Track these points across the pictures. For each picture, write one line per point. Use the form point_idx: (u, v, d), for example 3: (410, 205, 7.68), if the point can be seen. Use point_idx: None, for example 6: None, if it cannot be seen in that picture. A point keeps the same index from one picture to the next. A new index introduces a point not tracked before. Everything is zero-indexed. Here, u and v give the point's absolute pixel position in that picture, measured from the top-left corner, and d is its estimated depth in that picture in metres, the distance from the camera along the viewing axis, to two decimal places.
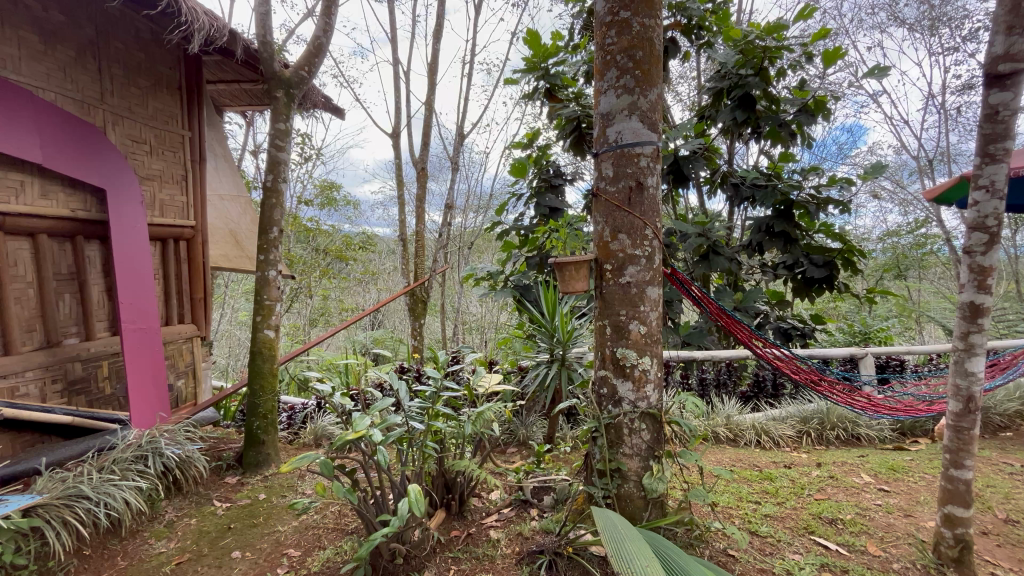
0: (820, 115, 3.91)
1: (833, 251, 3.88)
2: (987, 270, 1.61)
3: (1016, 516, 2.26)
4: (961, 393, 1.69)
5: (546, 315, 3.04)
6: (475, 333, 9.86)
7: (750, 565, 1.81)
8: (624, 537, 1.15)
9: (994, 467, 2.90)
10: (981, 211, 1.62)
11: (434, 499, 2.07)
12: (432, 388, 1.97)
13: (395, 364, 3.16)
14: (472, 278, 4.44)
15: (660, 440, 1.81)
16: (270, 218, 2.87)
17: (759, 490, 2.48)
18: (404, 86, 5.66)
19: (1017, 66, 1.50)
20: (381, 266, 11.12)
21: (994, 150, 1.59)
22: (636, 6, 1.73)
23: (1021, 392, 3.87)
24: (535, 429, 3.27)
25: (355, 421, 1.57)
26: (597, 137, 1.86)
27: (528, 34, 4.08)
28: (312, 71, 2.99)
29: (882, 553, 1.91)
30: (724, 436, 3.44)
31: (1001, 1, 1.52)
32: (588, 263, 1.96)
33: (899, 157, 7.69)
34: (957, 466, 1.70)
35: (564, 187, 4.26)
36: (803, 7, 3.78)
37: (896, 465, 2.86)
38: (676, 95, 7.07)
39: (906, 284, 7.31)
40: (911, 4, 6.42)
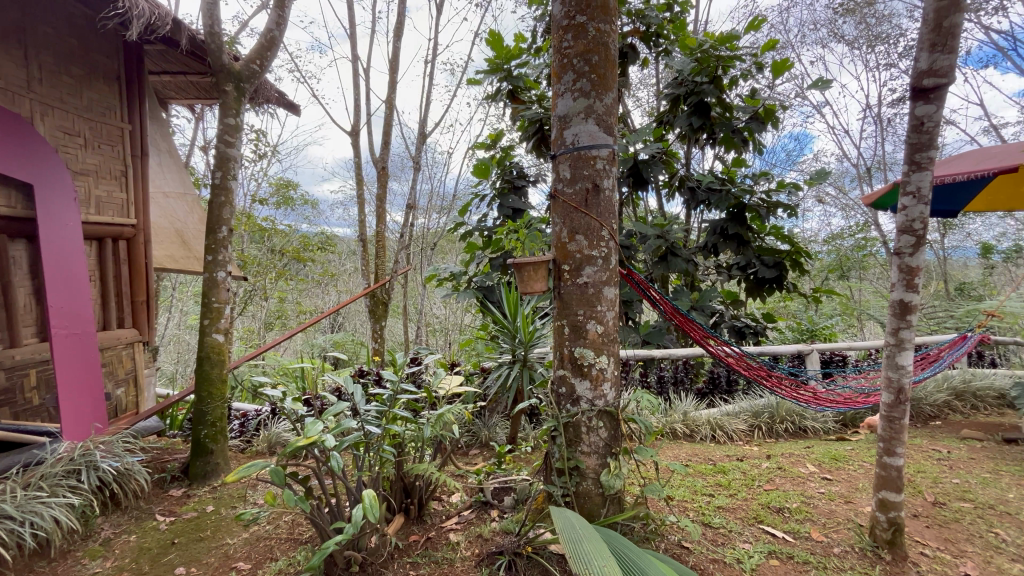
0: (769, 122, 4.09)
1: (782, 253, 4.07)
2: (914, 270, 1.73)
3: (942, 499, 2.44)
4: (893, 384, 1.80)
5: (508, 315, 3.04)
6: (439, 335, 9.76)
7: (704, 555, 1.87)
8: (582, 538, 1.16)
9: (925, 453, 3.12)
10: (909, 215, 1.74)
11: (392, 504, 2.03)
12: (390, 391, 1.93)
13: (354, 367, 3.09)
14: (434, 279, 4.39)
15: (617, 438, 1.84)
16: (218, 217, 2.74)
17: (713, 483, 2.56)
18: (364, 83, 5.54)
19: (940, 81, 1.61)
20: (341, 267, 10.86)
21: (920, 158, 1.71)
22: (592, 11, 1.76)
23: (948, 383, 4.18)
24: (497, 429, 3.28)
25: (307, 427, 1.51)
26: (555, 139, 1.87)
27: (490, 34, 4.08)
28: (264, 65, 2.88)
29: (824, 538, 2.02)
30: (681, 432, 3.54)
31: (925, 22, 1.65)
32: (546, 263, 1.98)
33: (841, 165, 8.19)
34: (890, 453, 1.81)
35: (527, 189, 4.28)
36: (753, 18, 3.95)
37: (838, 455, 3.02)
38: (636, 100, 7.26)
39: (848, 284, 7.75)
40: (850, 22, 6.85)
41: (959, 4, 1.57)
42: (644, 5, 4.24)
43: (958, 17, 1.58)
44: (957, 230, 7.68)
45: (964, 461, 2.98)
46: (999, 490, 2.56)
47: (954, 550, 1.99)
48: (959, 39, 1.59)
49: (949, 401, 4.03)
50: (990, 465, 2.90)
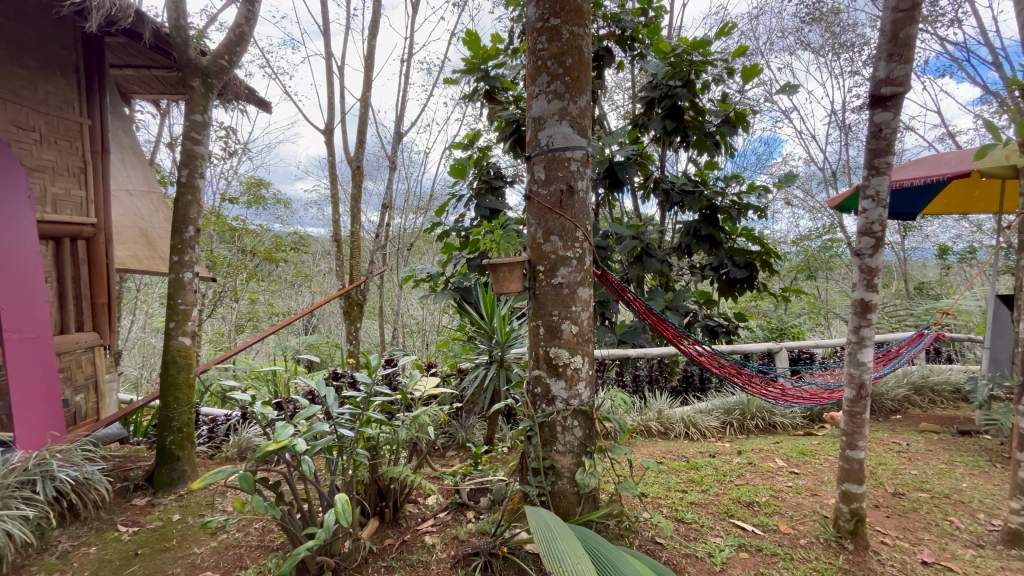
0: (740, 126, 4.20)
1: (752, 254, 4.18)
2: (874, 270, 1.80)
3: (902, 489, 2.54)
4: (855, 380, 1.87)
5: (485, 316, 3.04)
6: (416, 336, 9.69)
7: (677, 551, 1.90)
8: (555, 536, 1.17)
9: (887, 446, 3.24)
10: (869, 218, 1.81)
11: (366, 508, 2.01)
12: (363, 394, 1.90)
13: (328, 370, 3.04)
14: (411, 279, 4.35)
15: (592, 437, 1.86)
16: (184, 216, 2.65)
17: (686, 480, 2.61)
18: (338, 81, 5.45)
19: (896, 90, 1.69)
20: (314, 268, 10.64)
21: (879, 163, 1.78)
22: (566, 14, 1.78)
23: (907, 378, 4.37)
24: (474, 430, 3.28)
25: (277, 431, 1.48)
26: (530, 140, 1.88)
27: (466, 34, 4.07)
28: (233, 61, 2.80)
29: (791, 530, 2.08)
30: (656, 430, 3.60)
31: (883, 33, 1.72)
32: (521, 264, 1.98)
33: (809, 168, 8.48)
34: (852, 446, 1.88)
35: (504, 189, 4.29)
36: (724, 24, 4.04)
37: (806, 449, 3.13)
38: (612, 103, 7.36)
39: (815, 284, 8.01)
40: (816, 30, 7.09)
41: (914, 17, 1.64)
42: (619, 9, 4.30)
43: (913, 29, 1.66)
44: (917, 232, 8.04)
45: (922, 453, 3.12)
46: (954, 480, 2.68)
47: (913, 538, 2.08)
48: (914, 50, 1.66)
49: (908, 395, 4.21)
50: (946, 456, 3.04)
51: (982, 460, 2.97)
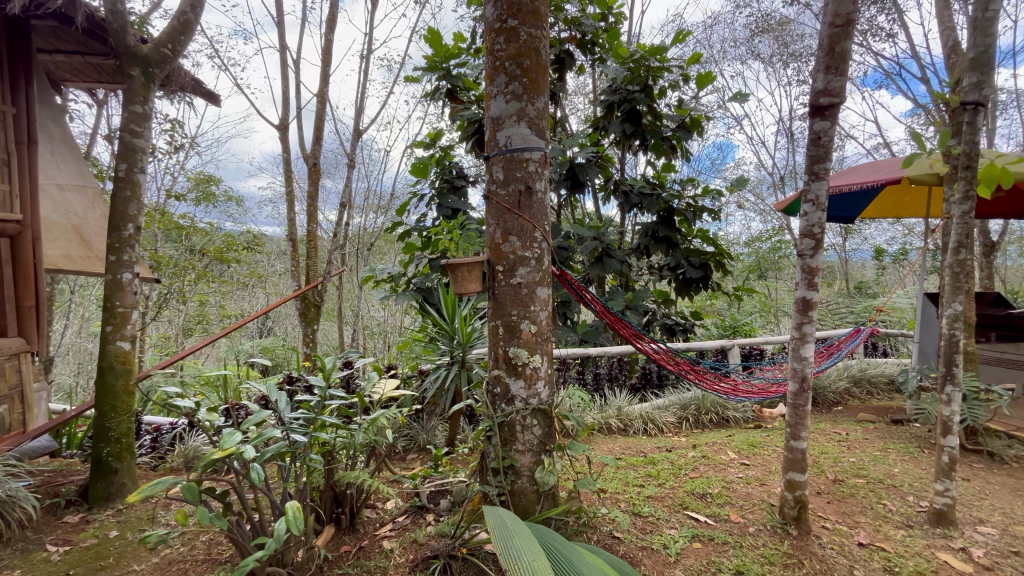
0: (695, 131, 4.35)
1: (707, 254, 4.33)
2: (814, 270, 1.90)
3: (841, 476, 2.70)
4: (798, 374, 1.97)
5: (446, 316, 3.01)
6: (377, 338, 9.50)
7: (634, 544, 1.95)
8: (513, 534, 1.18)
9: (830, 436, 3.44)
10: (810, 220, 1.91)
11: (322, 515, 1.96)
12: (317, 397, 1.84)
13: (283, 374, 2.93)
14: (371, 280, 4.26)
15: (551, 435, 1.88)
16: (123, 212, 2.50)
17: (644, 474, 2.68)
18: (294, 75, 5.27)
19: (833, 100, 1.79)
20: (269, 268, 10.25)
21: (818, 169, 1.87)
22: (523, 16, 1.79)
23: (847, 372, 4.66)
24: (436, 432, 3.24)
25: (224, 438, 1.41)
26: (488, 140, 1.88)
27: (428, 32, 4.04)
28: (177, 50, 2.66)
29: (741, 519, 2.17)
30: (615, 426, 3.68)
31: (821, 47, 1.82)
32: (480, 264, 1.98)
33: (759, 173, 8.91)
34: (796, 437, 1.98)
35: (466, 189, 4.26)
36: (680, 31, 4.16)
37: (755, 441, 3.27)
38: (573, 106, 7.48)
39: (766, 283, 8.40)
40: (765, 41, 7.45)
41: (849, 32, 1.75)
42: (579, 13, 4.39)
43: (848, 44, 1.76)
44: (856, 234, 8.56)
45: (859, 441, 3.32)
46: (887, 466, 2.88)
47: (850, 521, 2.22)
48: (849, 63, 1.77)
49: (848, 387, 4.49)
50: (881, 444, 3.25)
51: (912, 447, 3.20)
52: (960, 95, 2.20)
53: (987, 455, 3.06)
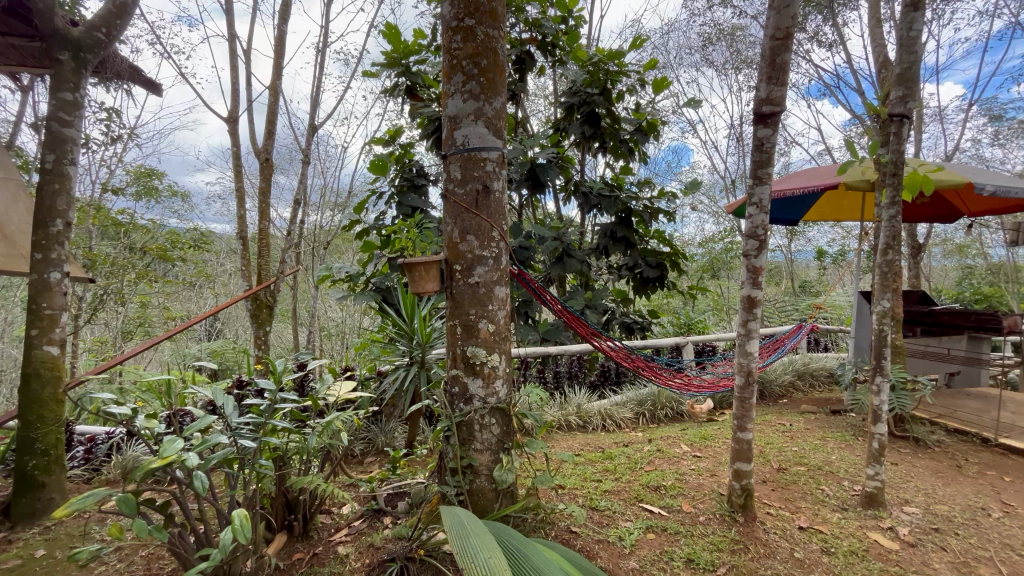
0: (652, 134, 4.47)
1: (663, 254, 4.47)
2: (759, 269, 2.00)
3: (784, 465, 2.86)
4: (743, 368, 2.07)
5: (405, 316, 2.97)
6: (335, 339, 9.25)
7: (590, 538, 1.99)
8: (471, 534, 1.17)
9: (775, 427, 3.64)
10: (754, 222, 2.00)
11: (273, 523, 1.89)
12: (267, 401, 1.76)
13: (233, 377, 2.80)
14: (328, 279, 4.15)
15: (509, 433, 1.89)
16: (50, 207, 2.32)
17: (601, 469, 2.74)
18: (244, 65, 5.05)
19: (775, 109, 1.89)
20: (218, 268, 9.79)
21: (762, 174, 1.97)
22: (480, 15, 1.79)
23: (792, 366, 4.92)
24: (395, 434, 3.20)
25: (163, 446, 1.34)
26: (445, 139, 1.87)
27: (386, 27, 3.97)
28: (112, 34, 2.50)
29: (692, 509, 2.26)
30: (575, 423, 3.75)
31: (764, 58, 1.92)
32: (440, 263, 1.92)
33: (712, 176, 9.30)
34: (742, 429, 2.08)
35: (427, 187, 4.21)
36: (637, 36, 4.26)
37: (707, 434, 3.41)
38: (534, 107, 7.55)
39: (718, 282, 8.76)
40: (719, 49, 7.76)
41: (788, 45, 1.85)
42: (539, 15, 4.42)
43: (787, 56, 1.87)
44: (800, 236, 9.04)
45: (801, 432, 3.52)
46: (826, 453, 3.07)
47: (791, 507, 2.35)
48: (787, 74, 1.87)
49: (792, 381, 4.74)
50: (820, 433, 3.46)
51: (848, 435, 3.42)
52: (888, 107, 2.37)
53: (913, 440, 3.31)
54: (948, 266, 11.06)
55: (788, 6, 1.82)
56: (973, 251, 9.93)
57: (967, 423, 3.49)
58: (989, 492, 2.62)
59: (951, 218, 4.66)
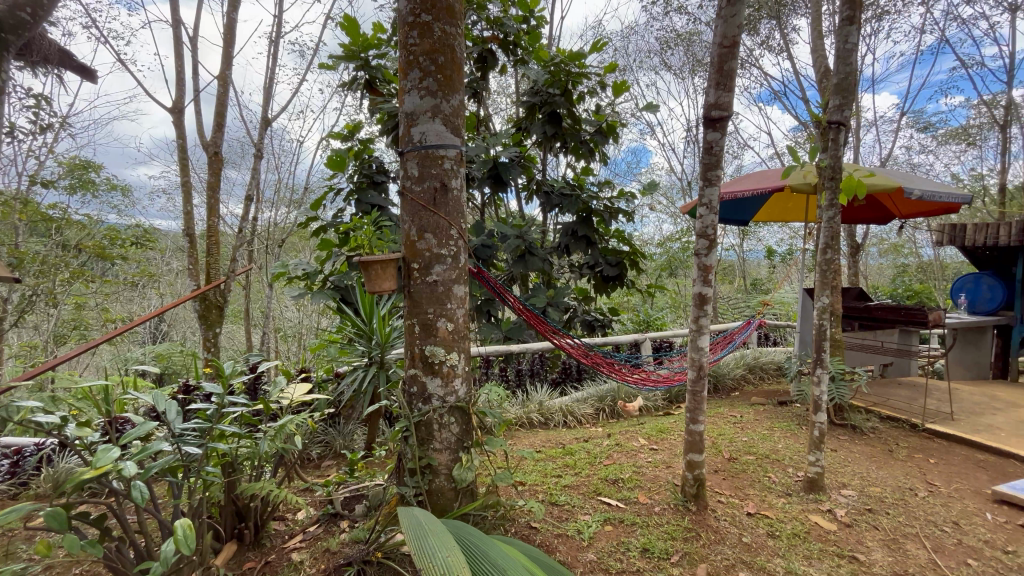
0: (611, 136, 4.55)
1: (622, 253, 4.56)
2: (709, 267, 2.08)
3: (735, 454, 2.99)
4: (695, 362, 2.15)
5: (363, 316, 2.91)
6: (292, 340, 8.95)
7: (550, 533, 2.02)
8: (428, 534, 1.17)
9: (727, 419, 3.79)
10: (705, 222, 2.08)
11: (221, 532, 1.82)
12: (214, 406, 1.68)
13: (179, 382, 2.66)
14: (283, 278, 4.01)
15: (469, 431, 1.89)
16: None
17: (561, 465, 2.78)
18: (191, 53, 4.79)
19: (723, 113, 1.97)
20: (163, 266, 9.26)
21: (711, 176, 2.05)
22: (437, 11, 1.77)
23: (743, 360, 5.14)
24: (354, 437, 3.13)
25: (97, 456, 1.26)
26: (402, 136, 1.85)
27: (344, 19, 3.88)
28: (38, 14, 2.23)
29: (648, 500, 2.33)
30: (537, 420, 3.78)
31: (712, 65, 2.00)
32: (396, 262, 1.95)
33: (670, 177, 9.61)
34: (694, 421, 2.16)
35: (387, 184, 4.14)
36: (597, 39, 4.33)
37: (663, 427, 3.51)
38: (496, 105, 7.54)
39: (675, 280, 9.04)
40: (676, 54, 8.00)
41: (734, 53, 1.94)
42: (501, 14, 4.44)
43: (734, 63, 1.95)
44: (751, 236, 9.45)
45: (750, 423, 3.69)
46: (772, 442, 3.23)
47: (740, 494, 2.47)
48: (734, 81, 1.96)
49: (744, 374, 4.96)
50: (768, 423, 3.64)
51: (793, 425, 3.61)
52: (827, 114, 2.52)
53: (850, 428, 3.54)
54: (883, 265, 11.86)
55: (734, 15, 1.90)
56: (906, 251, 10.72)
57: (898, 410, 3.76)
58: (916, 473, 2.84)
59: (885, 220, 4.99)
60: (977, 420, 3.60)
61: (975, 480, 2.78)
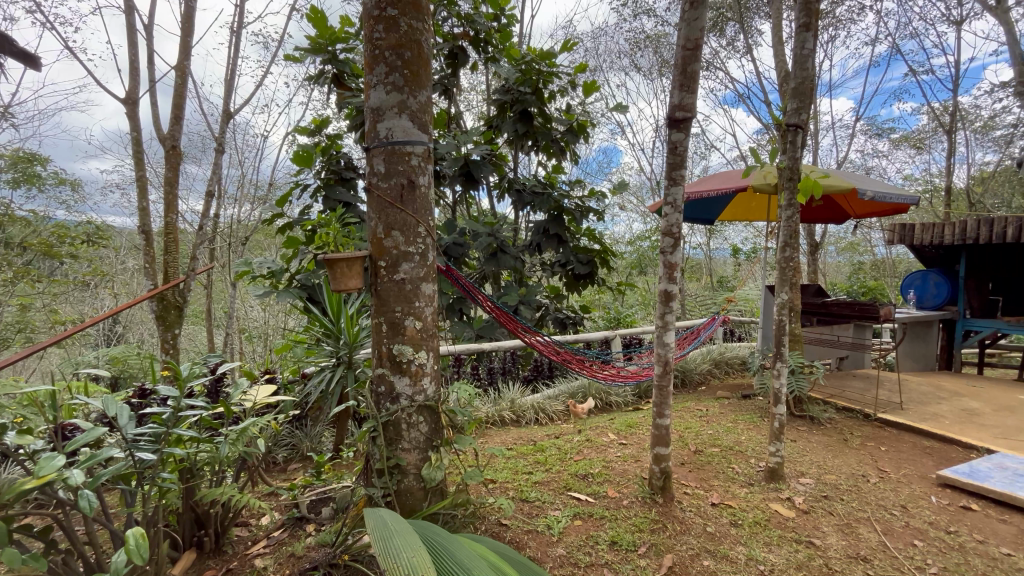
0: (581, 135, 4.58)
1: (593, 252, 4.59)
2: (674, 265, 2.13)
3: (700, 447, 3.07)
4: (661, 358, 2.19)
5: (331, 316, 2.85)
6: (257, 341, 8.68)
7: (520, 529, 2.04)
8: (394, 535, 1.15)
9: (693, 412, 3.89)
10: (670, 221, 2.12)
11: (179, 541, 1.75)
12: (170, 410, 1.62)
13: (134, 386, 2.54)
14: (247, 276, 3.89)
15: (438, 430, 1.87)
16: None
17: (533, 462, 2.80)
18: (146, 42, 4.57)
19: (687, 115, 2.02)
20: (117, 265, 8.82)
21: (676, 176, 2.09)
22: (403, 6, 1.75)
23: (709, 355, 5.28)
24: (321, 439, 3.06)
25: (39, 465, 1.19)
26: (369, 132, 1.82)
27: (309, 10, 3.78)
28: None
29: (616, 494, 2.37)
30: (508, 418, 3.79)
31: (677, 68, 2.04)
32: (362, 260, 1.92)
33: (640, 176, 9.77)
34: (661, 415, 2.20)
35: (356, 181, 4.06)
36: (567, 38, 4.35)
37: (632, 422, 3.58)
38: (468, 103, 7.50)
39: (645, 277, 9.21)
40: (645, 56, 8.15)
41: (697, 56, 1.98)
42: (472, 10, 4.41)
43: (697, 66, 2.00)
44: (717, 235, 9.72)
45: (716, 416, 3.80)
46: (736, 434, 3.34)
47: (705, 486, 2.54)
48: (697, 83, 2.01)
49: (710, 369, 5.10)
50: (731, 416, 3.76)
51: (755, 417, 3.74)
52: (785, 117, 2.60)
53: (809, 419, 3.69)
54: (841, 263, 12.40)
55: (697, 19, 1.95)
56: (862, 249, 11.23)
57: (852, 401, 3.95)
58: (869, 461, 2.99)
59: (841, 219, 5.21)
60: (924, 409, 3.81)
61: (922, 466, 2.94)
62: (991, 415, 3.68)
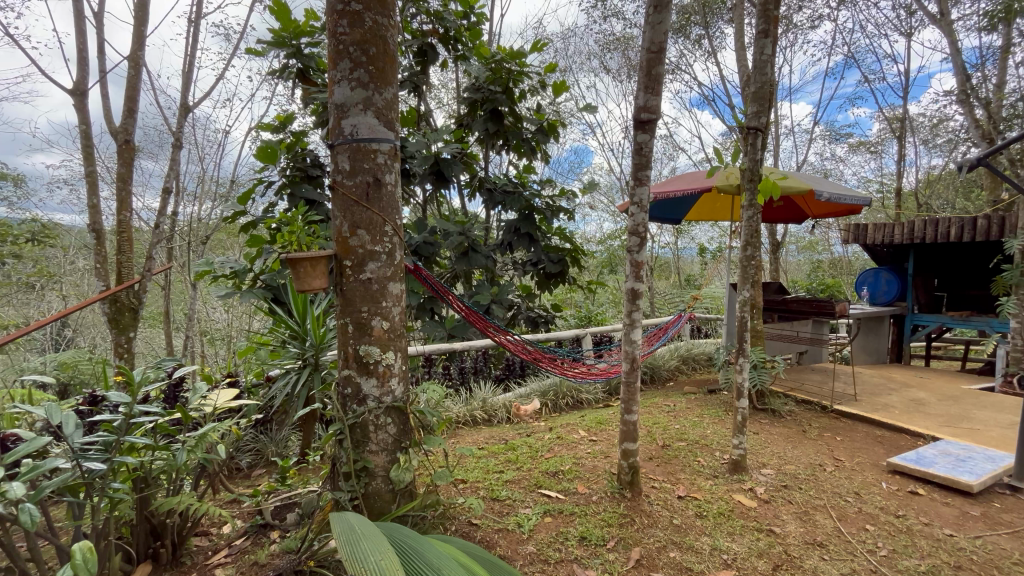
0: (552, 135, 4.61)
1: (563, 250, 4.62)
2: (640, 263, 2.17)
3: (668, 441, 3.15)
4: (629, 356, 2.23)
5: (296, 317, 2.78)
6: (219, 344, 8.38)
7: (490, 528, 2.03)
8: (362, 539, 1.14)
9: (661, 408, 3.98)
10: (636, 220, 2.16)
11: (133, 554, 1.68)
12: (122, 417, 1.55)
13: (84, 392, 2.41)
14: (208, 276, 3.75)
15: (407, 431, 1.86)
16: None
17: (504, 461, 2.80)
18: (95, 31, 4.34)
19: (652, 116, 2.06)
20: (65, 265, 8.35)
21: (641, 176, 2.13)
22: (368, 1, 1.72)
23: (677, 352, 5.41)
24: (287, 443, 2.98)
25: None
26: (333, 129, 1.78)
27: (272, 2, 3.67)
28: None
29: (586, 490, 2.40)
30: (480, 418, 3.78)
31: (642, 70, 2.08)
32: (327, 259, 1.88)
33: (609, 176, 9.90)
34: (628, 412, 2.24)
35: (322, 179, 3.97)
36: (537, 38, 4.36)
37: (602, 419, 3.63)
38: (438, 100, 7.44)
39: (616, 276, 9.36)
40: (614, 57, 8.27)
41: (661, 59, 2.03)
42: (442, 7, 4.38)
43: (662, 69, 2.04)
44: (685, 234, 9.96)
45: (683, 411, 3.90)
46: (702, 428, 3.43)
47: (672, 479, 2.60)
48: (661, 86, 2.05)
49: (677, 365, 5.23)
50: (698, 411, 3.86)
51: (720, 411, 3.85)
52: (747, 121, 2.69)
53: (770, 412, 3.82)
54: (801, 261, 12.90)
55: (661, 23, 1.99)
56: (820, 249, 11.71)
57: (811, 394, 4.11)
58: (825, 450, 3.13)
59: (800, 219, 5.42)
60: (876, 401, 4.01)
61: (874, 454, 3.09)
62: (936, 405, 3.91)
